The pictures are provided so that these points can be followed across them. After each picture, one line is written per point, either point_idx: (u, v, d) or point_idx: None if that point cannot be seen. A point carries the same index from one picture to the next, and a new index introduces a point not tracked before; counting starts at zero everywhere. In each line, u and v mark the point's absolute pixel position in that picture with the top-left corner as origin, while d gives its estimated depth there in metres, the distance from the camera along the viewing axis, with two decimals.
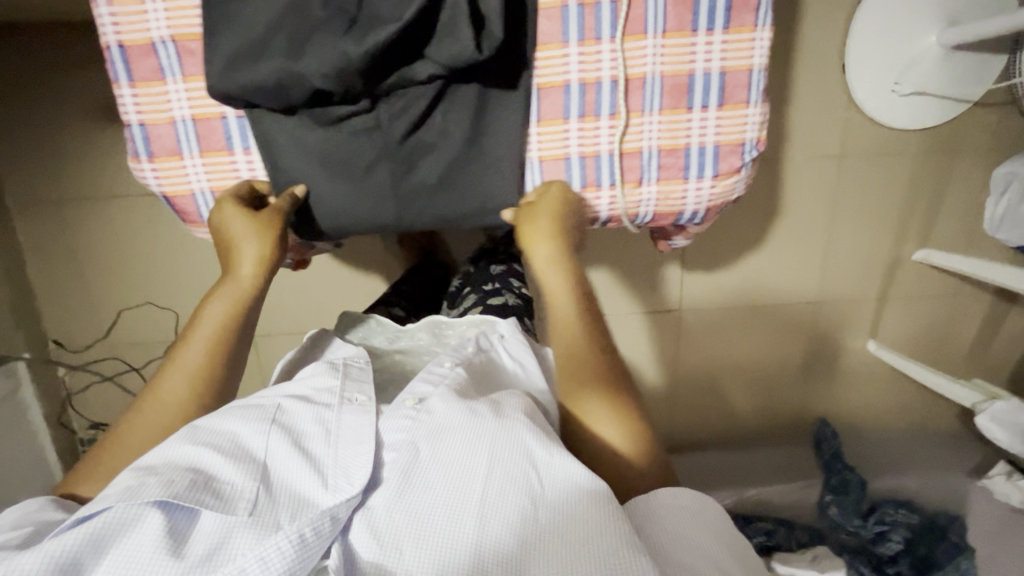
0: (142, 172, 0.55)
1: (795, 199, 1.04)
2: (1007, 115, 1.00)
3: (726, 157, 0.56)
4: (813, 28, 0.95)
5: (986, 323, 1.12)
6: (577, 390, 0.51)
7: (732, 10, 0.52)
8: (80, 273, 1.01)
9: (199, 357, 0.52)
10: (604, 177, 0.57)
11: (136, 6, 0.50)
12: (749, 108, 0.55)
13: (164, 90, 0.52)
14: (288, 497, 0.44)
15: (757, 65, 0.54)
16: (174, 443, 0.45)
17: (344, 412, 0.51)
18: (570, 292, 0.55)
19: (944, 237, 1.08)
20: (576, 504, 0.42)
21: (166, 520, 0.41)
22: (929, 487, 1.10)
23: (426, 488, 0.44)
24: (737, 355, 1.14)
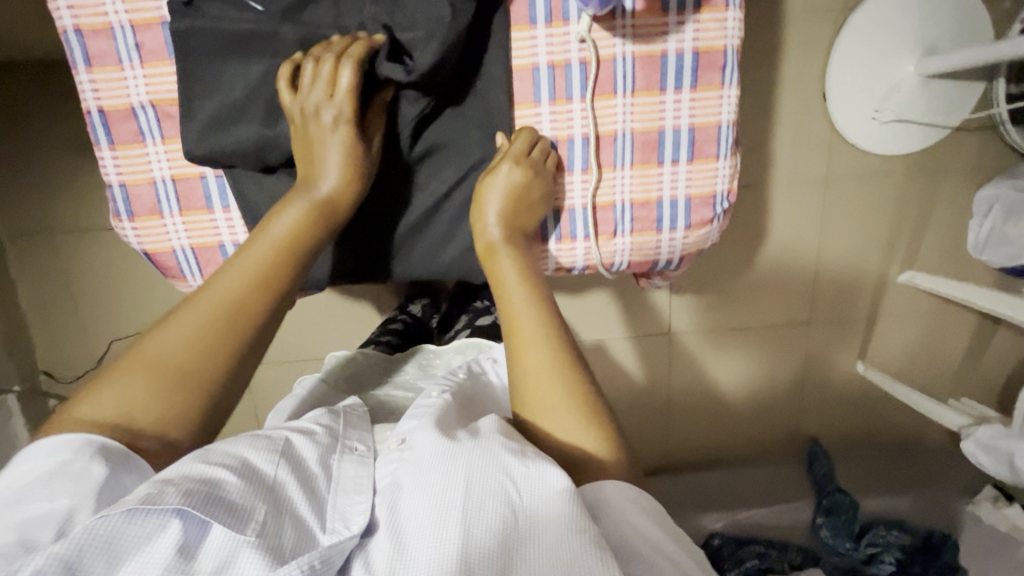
0: (123, 231, 0.61)
1: (782, 223, 1.05)
2: (986, 139, 1.02)
3: (698, 209, 0.64)
4: (795, 53, 0.95)
5: (974, 343, 1.13)
6: (539, 401, 0.49)
7: (698, 71, 0.60)
8: (66, 304, 1.01)
9: (206, 318, 0.48)
10: (578, 229, 0.65)
11: (116, 73, 0.56)
12: (717, 162, 0.63)
13: (145, 151, 0.59)
14: (293, 525, 0.43)
15: (724, 120, 0.62)
16: (185, 460, 0.43)
17: (344, 461, 0.50)
18: (521, 279, 0.56)
19: (929, 259, 1.08)
20: (552, 507, 0.42)
21: (180, 533, 0.39)
22: (921, 507, 1.11)
23: (410, 514, 0.43)
24: (728, 377, 1.15)
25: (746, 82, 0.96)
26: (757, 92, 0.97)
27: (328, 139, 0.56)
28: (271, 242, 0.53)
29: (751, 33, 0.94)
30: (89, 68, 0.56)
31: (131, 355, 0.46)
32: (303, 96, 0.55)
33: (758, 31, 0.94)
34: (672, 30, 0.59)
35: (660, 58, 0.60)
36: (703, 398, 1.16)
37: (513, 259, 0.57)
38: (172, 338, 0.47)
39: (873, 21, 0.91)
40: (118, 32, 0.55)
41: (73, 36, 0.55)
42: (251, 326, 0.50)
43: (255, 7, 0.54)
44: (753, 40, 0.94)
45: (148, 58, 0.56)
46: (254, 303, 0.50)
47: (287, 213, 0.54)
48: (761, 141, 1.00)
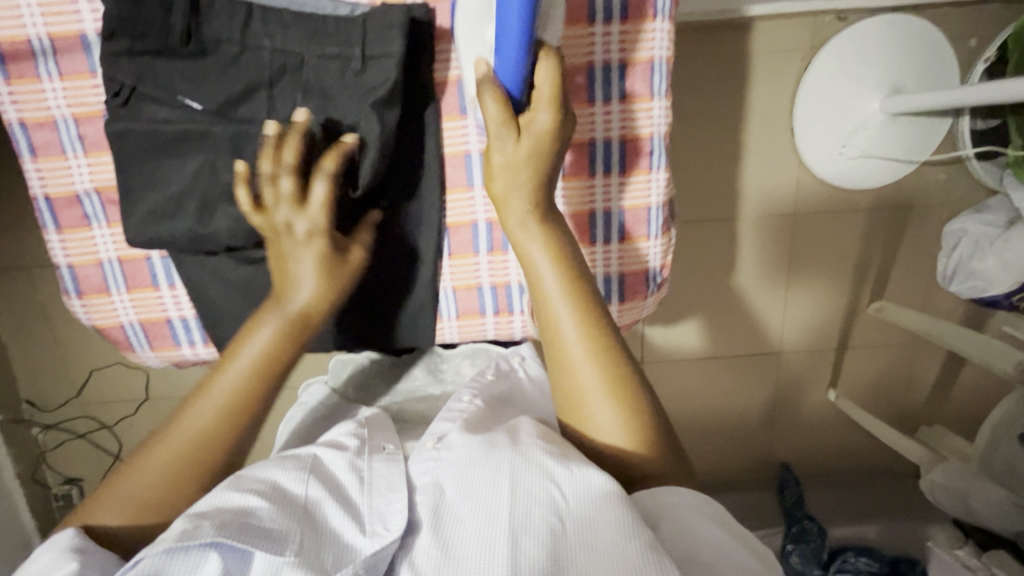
0: (72, 306, 0.65)
1: (751, 256, 1.06)
2: (953, 173, 1.03)
3: (631, 285, 0.67)
4: (762, 92, 0.96)
5: (945, 371, 1.13)
6: (569, 357, 0.54)
7: (625, 156, 0.63)
8: (43, 338, 1.03)
9: (209, 420, 0.52)
10: (514, 303, 0.71)
11: (60, 161, 0.60)
12: (649, 241, 0.65)
13: (90, 235, 0.63)
14: (332, 536, 0.49)
15: (654, 202, 0.64)
16: (220, 489, 0.49)
17: (375, 462, 0.56)
18: (553, 259, 0.56)
19: (898, 290, 1.10)
20: (597, 508, 0.46)
21: (221, 562, 0.44)
22: (889, 532, 1.13)
23: (457, 523, 0.48)
24: (700, 404, 1.16)
25: (713, 121, 0.97)
26: (723, 131, 0.98)
27: (297, 247, 0.56)
28: (241, 372, 0.53)
29: (719, 72, 0.94)
30: (35, 159, 0.60)
31: (118, 488, 0.50)
32: (271, 213, 0.56)
33: (725, 71, 0.94)
34: (600, 118, 0.62)
35: (588, 145, 0.62)
36: (677, 425, 1.18)
37: (543, 240, 0.56)
38: (153, 474, 0.50)
39: (836, 62, 0.92)
40: (61, 124, 0.59)
41: (19, 130, 0.59)
42: (229, 442, 0.53)
43: (193, 105, 0.56)
44: (720, 79, 0.94)
45: (91, 148, 0.60)
46: (227, 430, 0.53)
47: (265, 326, 0.55)
48: (729, 178, 1.01)
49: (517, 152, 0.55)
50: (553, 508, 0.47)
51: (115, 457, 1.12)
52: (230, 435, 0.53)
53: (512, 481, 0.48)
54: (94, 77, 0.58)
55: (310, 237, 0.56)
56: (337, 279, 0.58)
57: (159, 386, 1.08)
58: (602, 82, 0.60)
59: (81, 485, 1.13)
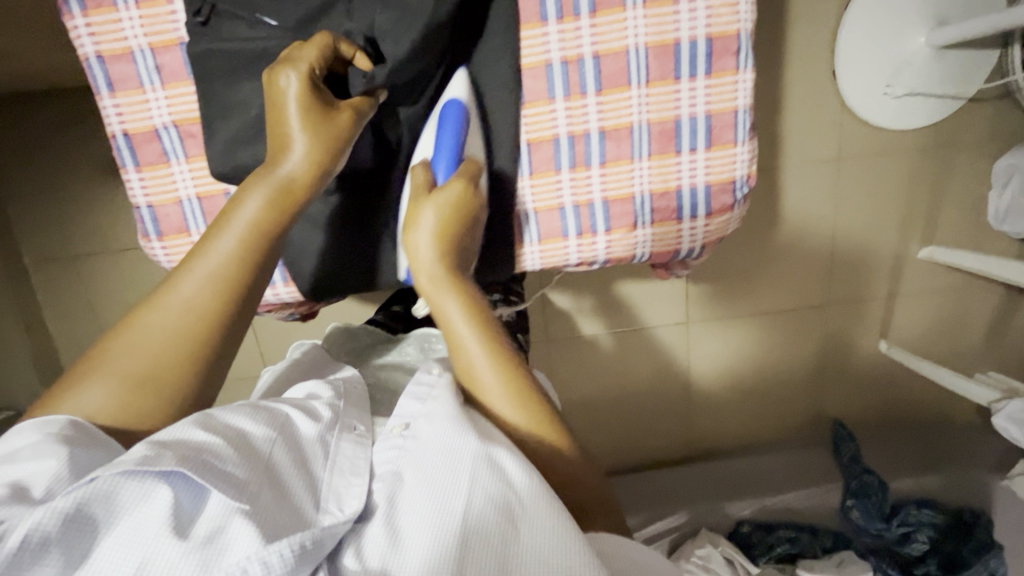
0: (153, 250, 0.65)
1: (795, 204, 1.03)
2: (1001, 108, 1.00)
3: (718, 196, 0.65)
4: (802, 31, 0.94)
5: (998, 315, 1.11)
6: (481, 391, 0.48)
7: (712, 58, 0.61)
8: (87, 324, 1.03)
9: (181, 312, 0.48)
10: (598, 223, 0.66)
11: (138, 95, 0.60)
12: (736, 147, 0.64)
13: (169, 171, 0.62)
14: (286, 505, 0.40)
15: (741, 105, 0.63)
16: (184, 424, 0.41)
17: (342, 439, 0.48)
18: (463, 312, 0.49)
19: (947, 233, 1.07)
20: (556, 531, 0.38)
21: (174, 496, 0.37)
22: (952, 484, 1.10)
23: (407, 518, 0.39)
24: (748, 362, 1.14)
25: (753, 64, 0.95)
26: (762, 74, 0.96)
27: (291, 92, 0.54)
28: (223, 259, 0.50)
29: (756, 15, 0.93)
30: (113, 94, 0.59)
31: (101, 363, 0.45)
32: (272, 72, 0.55)
33: (765, 11, 0.93)
34: (684, 18, 0.60)
35: (674, 46, 0.60)
36: (724, 385, 1.16)
37: (459, 299, 0.50)
38: (140, 346, 0.46)
39: None
40: (138, 55, 0.58)
41: (96, 63, 0.58)
42: (222, 322, 0.49)
43: (270, 23, 0.56)
44: (760, 19, 0.93)
45: (169, 80, 0.59)
46: (219, 308, 0.49)
47: (252, 198, 0.52)
48: (771, 122, 0.98)
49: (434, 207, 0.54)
50: (511, 518, 0.39)
51: None
52: (216, 314, 0.49)
53: (472, 482, 0.40)
54: (170, 3, 0.57)
55: (299, 88, 0.54)
56: (331, 165, 0.56)
57: None
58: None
59: None
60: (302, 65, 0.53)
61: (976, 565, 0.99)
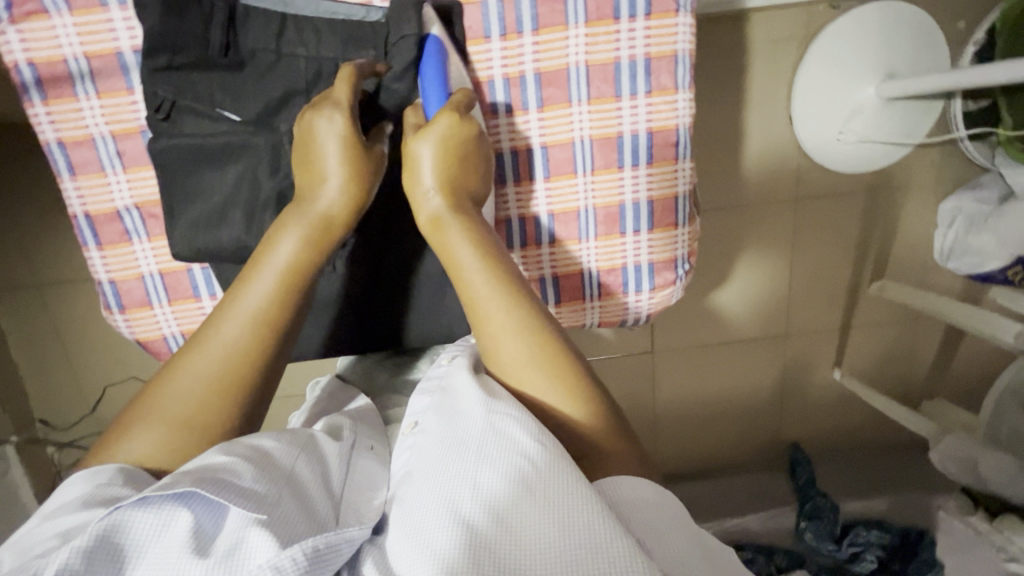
0: (115, 322, 0.66)
1: (756, 242, 1.08)
2: (947, 154, 1.06)
3: (661, 272, 0.68)
4: (761, 81, 0.98)
5: (946, 347, 1.17)
6: (489, 324, 0.50)
7: (653, 149, 0.64)
8: (54, 354, 1.02)
9: (224, 360, 0.49)
10: (548, 296, 0.69)
11: (99, 178, 0.61)
12: (676, 229, 0.67)
13: (131, 250, 0.63)
14: (308, 515, 0.43)
15: (681, 191, 0.66)
16: (210, 451, 0.44)
17: (357, 461, 0.53)
18: (481, 259, 0.51)
19: (898, 269, 1.13)
20: (562, 482, 0.38)
21: (194, 519, 0.40)
22: (897, 506, 1.17)
23: (419, 498, 0.41)
24: (711, 389, 1.19)
25: (713, 113, 0.99)
26: (725, 119, 1.00)
27: (320, 131, 0.55)
28: (264, 300, 0.51)
29: (719, 63, 0.97)
30: (74, 177, 0.61)
31: (149, 410, 0.47)
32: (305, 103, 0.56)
33: (724, 64, 0.96)
34: (626, 113, 0.63)
35: (617, 139, 0.64)
36: (688, 411, 1.20)
37: (466, 236, 0.53)
38: (186, 391, 0.48)
39: (833, 49, 0.94)
40: (99, 142, 0.60)
41: (57, 149, 0.60)
42: (258, 365, 0.51)
43: (231, 117, 0.58)
44: (721, 69, 0.97)
45: (130, 164, 0.61)
46: (257, 352, 0.51)
47: (287, 240, 0.53)
48: (731, 167, 1.03)
49: (438, 154, 0.55)
50: (521, 477, 0.39)
51: None
52: (254, 359, 0.51)
53: (478, 454, 0.41)
54: (131, 93, 0.59)
55: (331, 128, 0.55)
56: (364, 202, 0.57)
57: None
58: (629, 77, 0.62)
59: None
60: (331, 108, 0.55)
61: None
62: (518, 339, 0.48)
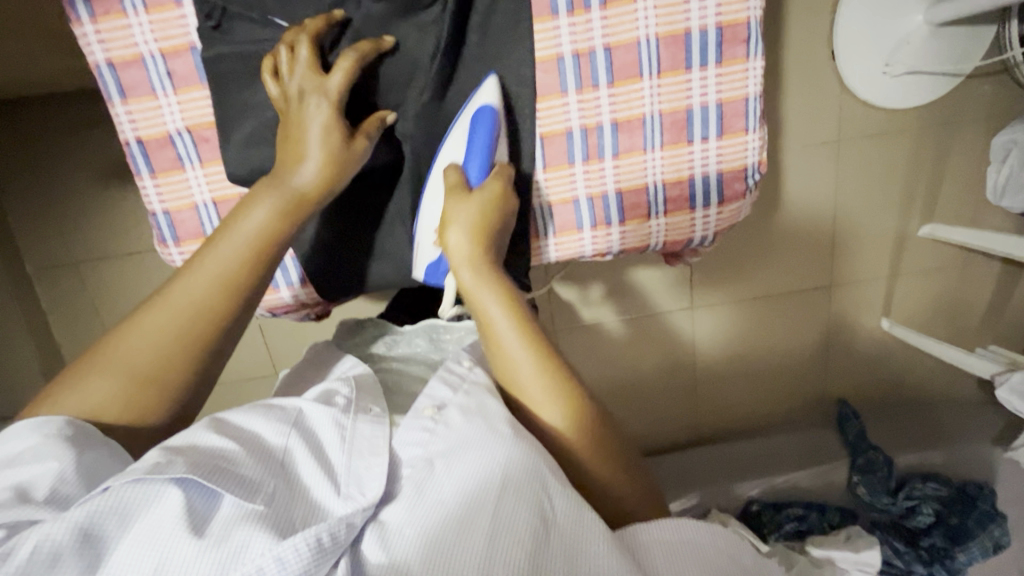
0: (170, 255, 0.65)
1: (796, 187, 1.04)
2: (999, 84, 1.00)
3: (730, 183, 0.66)
4: (801, 13, 0.94)
5: (1000, 290, 1.12)
6: (497, 338, 0.51)
7: (723, 46, 0.61)
8: (93, 330, 1.03)
9: (209, 277, 0.51)
10: (612, 214, 0.66)
11: (150, 101, 0.60)
12: (747, 135, 0.64)
13: (184, 176, 0.62)
14: (302, 497, 0.44)
15: (752, 93, 0.63)
16: (200, 429, 0.45)
17: (359, 420, 0.50)
18: (508, 308, 0.51)
19: (947, 210, 1.08)
20: (582, 525, 0.42)
21: (185, 498, 0.40)
22: (955, 458, 1.12)
23: (438, 502, 0.42)
24: (754, 345, 1.15)
25: None
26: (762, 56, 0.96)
27: (307, 117, 0.55)
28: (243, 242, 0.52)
29: None
30: (125, 100, 0.60)
31: (105, 357, 0.47)
32: (286, 83, 0.56)
33: None
34: (694, 8, 0.60)
35: (684, 36, 0.61)
36: (730, 366, 1.17)
37: (501, 296, 0.52)
38: (179, 308, 0.49)
39: None
40: (149, 60, 0.58)
41: (107, 70, 0.58)
42: (241, 295, 0.51)
43: (282, 24, 0.58)
44: None
45: (180, 85, 0.60)
46: (239, 275, 0.52)
47: (259, 207, 0.53)
48: (770, 107, 0.99)
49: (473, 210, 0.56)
50: (542, 515, 0.42)
51: None
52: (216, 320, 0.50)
53: (505, 475, 0.43)
54: (179, 7, 0.57)
55: (318, 115, 0.55)
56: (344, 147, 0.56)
57: None
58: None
59: None
60: (321, 93, 0.55)
61: (980, 536, 1.00)
62: (533, 377, 0.50)
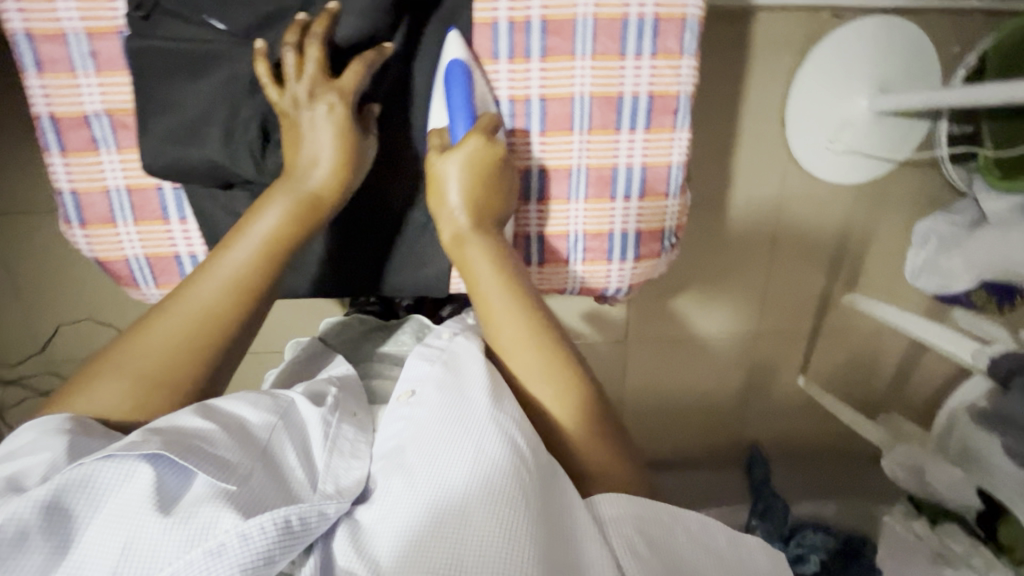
0: (74, 237, 0.63)
1: (736, 244, 1.09)
2: (927, 174, 1.09)
3: (647, 242, 0.69)
4: (758, 81, 0.99)
5: (907, 362, 1.21)
6: (461, 250, 0.55)
7: (652, 114, 0.64)
8: (8, 286, 0.98)
9: (232, 271, 0.51)
10: (532, 256, 0.68)
11: (68, 78, 0.58)
12: (667, 200, 0.67)
13: (98, 159, 0.60)
14: (281, 485, 0.43)
15: (675, 161, 0.66)
16: (184, 412, 0.44)
17: (344, 423, 0.50)
18: (480, 235, 0.55)
19: (869, 283, 1.15)
20: (554, 511, 0.42)
21: (156, 476, 0.39)
22: (846, 512, 1.20)
23: (410, 482, 0.41)
24: (679, 385, 1.20)
25: (708, 108, 0.99)
26: (719, 115, 1.00)
27: (317, 121, 0.55)
28: (252, 248, 0.52)
29: (719, 62, 0.97)
30: (40, 74, 0.57)
31: (116, 357, 0.47)
32: (292, 87, 0.55)
33: (724, 60, 0.97)
34: (629, 74, 0.63)
35: (617, 99, 0.63)
36: (655, 403, 1.22)
37: (471, 195, 0.56)
38: (188, 311, 0.49)
39: (830, 58, 0.96)
40: (71, 38, 0.56)
41: (24, 40, 0.56)
42: (260, 294, 0.53)
43: (216, 25, 0.55)
44: (721, 65, 0.97)
45: (104, 67, 0.58)
46: (260, 277, 0.53)
47: (271, 210, 0.54)
48: (720, 166, 1.03)
49: (467, 171, 0.56)
50: (516, 480, 0.40)
51: None
52: (227, 321, 0.51)
53: (478, 452, 0.42)
54: None
55: (329, 119, 0.55)
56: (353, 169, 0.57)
57: None
58: (636, 36, 0.61)
59: None
60: (335, 97, 0.55)
61: None
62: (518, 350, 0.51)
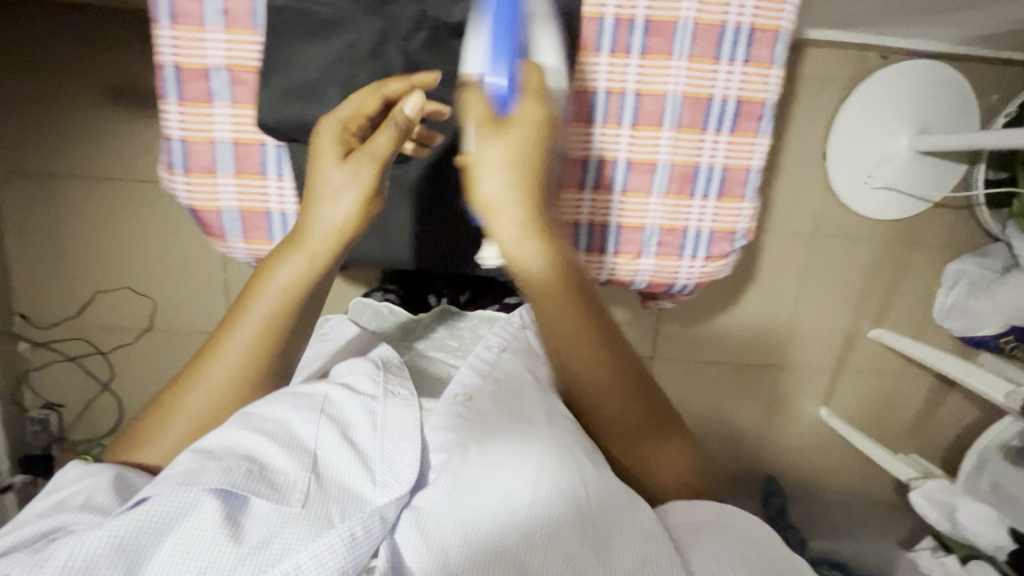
0: (174, 183, 0.64)
1: (770, 268, 1.10)
2: (960, 217, 1.11)
3: (719, 242, 0.70)
4: (805, 111, 1.02)
5: (929, 402, 1.21)
6: (500, 219, 0.49)
7: (738, 118, 0.67)
8: (54, 247, 1.00)
9: (265, 306, 0.52)
10: (607, 246, 0.69)
11: (197, 32, 0.60)
12: (742, 203, 0.70)
13: (211, 111, 0.62)
14: (339, 489, 0.46)
15: (754, 166, 0.69)
16: (234, 427, 0.47)
17: (389, 404, 0.53)
18: (523, 225, 0.48)
19: (897, 320, 1.16)
20: (594, 521, 0.46)
21: (224, 504, 0.43)
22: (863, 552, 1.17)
23: (469, 486, 0.46)
24: (701, 408, 1.19)
25: None
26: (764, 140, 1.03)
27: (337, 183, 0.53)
28: (286, 279, 0.52)
29: None
30: (173, 25, 0.60)
31: (169, 410, 0.51)
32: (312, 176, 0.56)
33: None
34: (721, 78, 0.65)
35: (706, 101, 0.66)
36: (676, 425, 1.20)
37: (509, 172, 0.48)
38: (233, 348, 0.52)
39: (876, 94, 0.99)
40: None
41: None
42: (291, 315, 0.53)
43: None
44: None
45: (233, 25, 0.61)
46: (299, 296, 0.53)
47: (288, 260, 0.53)
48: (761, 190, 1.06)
49: (509, 159, 0.48)
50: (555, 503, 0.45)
51: (104, 386, 1.08)
52: (271, 341, 0.53)
53: (526, 463, 0.47)
54: None
55: (341, 179, 0.53)
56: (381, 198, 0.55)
57: (167, 319, 1.05)
58: (731, 43, 0.64)
59: (63, 412, 1.08)
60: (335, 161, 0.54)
61: None
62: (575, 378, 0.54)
